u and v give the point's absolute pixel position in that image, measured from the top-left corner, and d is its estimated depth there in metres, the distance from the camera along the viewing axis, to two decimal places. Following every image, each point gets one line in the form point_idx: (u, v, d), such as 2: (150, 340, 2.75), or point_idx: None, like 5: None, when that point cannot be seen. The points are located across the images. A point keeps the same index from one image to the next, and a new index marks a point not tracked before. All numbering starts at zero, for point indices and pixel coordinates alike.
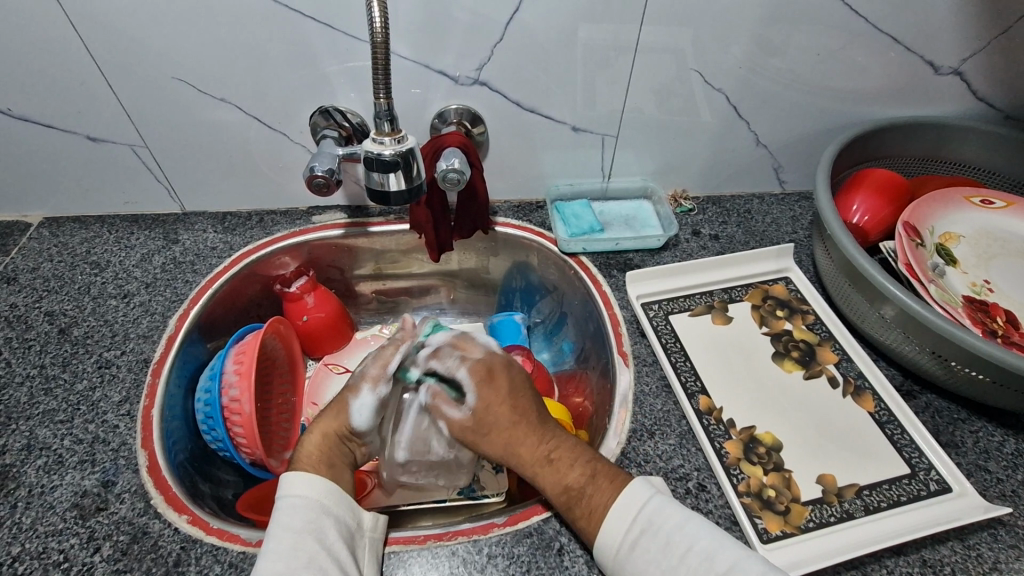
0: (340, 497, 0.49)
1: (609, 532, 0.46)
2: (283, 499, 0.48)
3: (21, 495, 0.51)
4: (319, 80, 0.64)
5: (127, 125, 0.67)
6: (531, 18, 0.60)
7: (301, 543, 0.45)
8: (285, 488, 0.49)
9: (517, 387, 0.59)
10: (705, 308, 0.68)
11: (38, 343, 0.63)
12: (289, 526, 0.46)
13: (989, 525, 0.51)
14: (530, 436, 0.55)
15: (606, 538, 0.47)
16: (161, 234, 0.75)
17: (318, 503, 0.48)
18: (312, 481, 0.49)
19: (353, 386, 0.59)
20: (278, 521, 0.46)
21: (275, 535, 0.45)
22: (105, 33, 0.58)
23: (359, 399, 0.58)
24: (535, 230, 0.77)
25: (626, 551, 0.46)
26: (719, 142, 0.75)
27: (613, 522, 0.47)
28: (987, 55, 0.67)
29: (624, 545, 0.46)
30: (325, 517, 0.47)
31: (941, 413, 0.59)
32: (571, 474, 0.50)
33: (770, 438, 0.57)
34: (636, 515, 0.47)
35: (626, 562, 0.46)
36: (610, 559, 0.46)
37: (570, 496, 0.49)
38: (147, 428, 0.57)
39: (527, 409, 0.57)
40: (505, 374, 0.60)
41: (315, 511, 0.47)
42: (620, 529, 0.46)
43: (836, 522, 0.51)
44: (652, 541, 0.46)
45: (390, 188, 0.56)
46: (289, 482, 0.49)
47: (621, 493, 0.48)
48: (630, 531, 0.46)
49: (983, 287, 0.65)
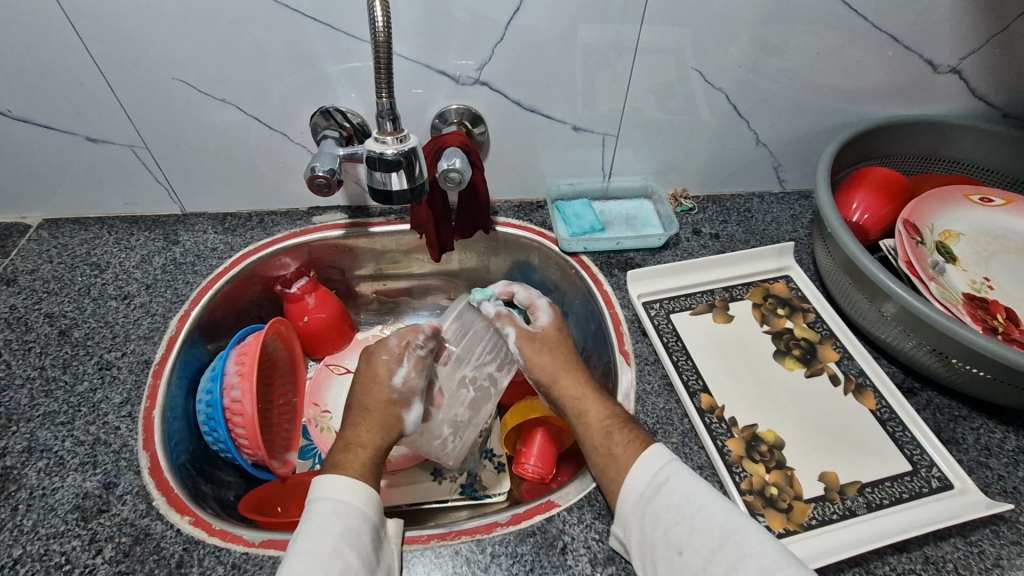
0: (377, 505, 0.49)
1: (637, 475, 0.49)
2: (324, 500, 0.47)
3: (22, 497, 0.51)
4: (320, 79, 0.64)
5: (127, 126, 0.67)
6: (531, 18, 0.60)
7: (340, 548, 0.44)
8: (326, 490, 0.48)
9: (566, 341, 0.63)
10: (706, 307, 0.68)
11: (38, 345, 0.63)
12: (329, 530, 0.45)
13: (991, 521, 0.51)
14: (575, 375, 0.59)
15: (627, 500, 0.48)
16: (161, 235, 0.75)
17: (358, 509, 0.48)
18: (358, 489, 0.48)
19: (403, 401, 0.57)
20: (317, 523, 0.46)
21: (315, 537, 0.44)
22: (104, 34, 0.58)
23: (414, 411, 0.57)
24: (536, 230, 0.77)
25: (646, 500, 0.48)
26: (719, 141, 0.75)
27: (643, 466, 0.49)
28: (986, 54, 0.67)
29: (645, 493, 0.48)
30: (363, 523, 0.47)
31: (942, 411, 0.59)
32: (608, 414, 0.55)
33: (772, 436, 0.57)
34: (656, 472, 0.49)
35: (644, 511, 0.47)
36: (630, 508, 0.48)
37: (606, 431, 0.53)
38: (148, 430, 0.57)
39: (573, 358, 0.62)
40: (563, 329, 0.65)
41: (354, 516, 0.47)
42: (645, 476, 0.49)
43: (838, 519, 0.51)
44: (667, 499, 0.47)
45: (392, 187, 0.56)
46: (330, 484, 0.48)
47: (649, 448, 0.51)
48: (649, 483, 0.49)
49: (983, 284, 0.65)
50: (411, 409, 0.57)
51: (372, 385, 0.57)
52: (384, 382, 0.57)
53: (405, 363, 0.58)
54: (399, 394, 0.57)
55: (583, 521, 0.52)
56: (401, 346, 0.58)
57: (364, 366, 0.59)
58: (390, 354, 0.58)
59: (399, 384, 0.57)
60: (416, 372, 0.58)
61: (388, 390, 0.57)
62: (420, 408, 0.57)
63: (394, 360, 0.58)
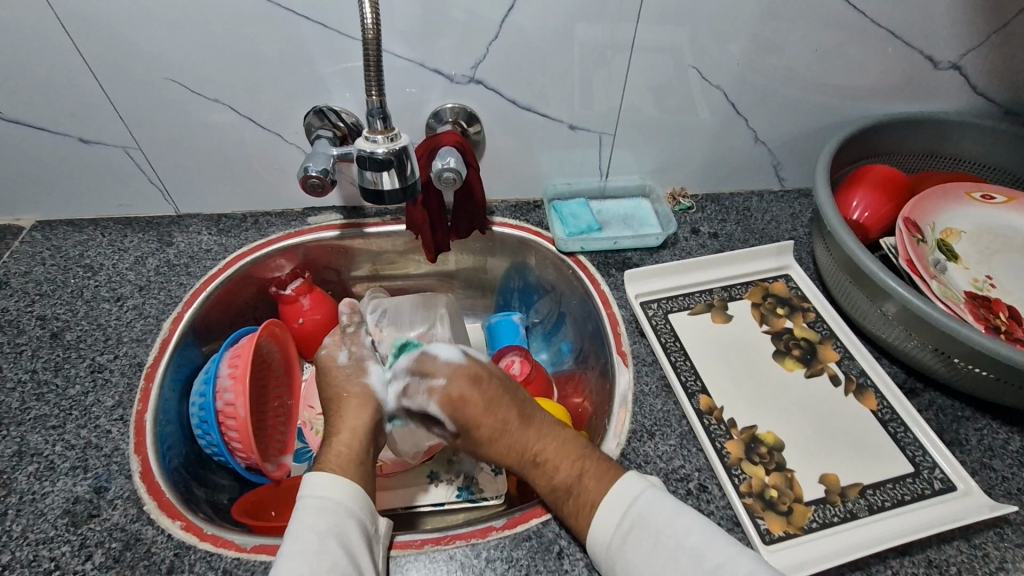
0: (364, 502, 0.48)
1: (600, 531, 0.46)
2: (309, 499, 0.47)
3: (11, 502, 0.51)
4: (314, 79, 0.63)
5: (120, 127, 0.66)
6: (526, 16, 0.59)
7: (327, 548, 0.44)
8: (308, 488, 0.47)
9: (495, 388, 0.56)
10: (704, 307, 0.67)
11: (30, 348, 0.62)
12: (313, 528, 0.45)
13: (995, 523, 0.50)
14: (518, 436, 0.53)
15: (600, 537, 0.46)
16: (155, 236, 0.74)
17: (343, 506, 0.47)
18: (339, 485, 0.48)
19: (353, 372, 0.59)
20: (301, 523, 0.45)
21: (300, 539, 0.44)
22: (95, 35, 0.58)
23: (373, 372, 0.59)
24: (532, 230, 0.77)
25: (617, 543, 0.45)
26: (717, 140, 0.75)
27: (603, 521, 0.46)
28: (987, 50, 0.66)
29: (618, 533, 0.46)
30: (351, 521, 0.46)
31: (945, 411, 0.58)
32: (559, 472, 0.50)
33: (771, 437, 0.56)
34: (626, 508, 0.46)
35: (617, 554, 0.45)
36: (602, 548, 0.46)
37: (564, 487, 0.49)
38: (139, 433, 0.56)
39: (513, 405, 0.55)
40: (484, 381, 0.56)
41: (341, 513, 0.46)
42: (613, 520, 0.46)
43: (839, 522, 0.50)
44: (641, 534, 0.45)
45: (385, 187, 0.55)
46: (314, 482, 0.48)
47: (614, 487, 0.47)
48: (619, 524, 0.46)
49: (985, 283, 0.64)
50: (370, 374, 0.59)
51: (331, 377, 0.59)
52: (334, 367, 0.59)
53: (346, 345, 0.60)
54: (347, 369, 0.59)
55: None
56: (336, 336, 0.61)
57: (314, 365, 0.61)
58: (328, 346, 0.61)
59: (344, 362, 0.59)
60: (358, 346, 0.60)
61: (339, 368, 0.59)
62: (377, 368, 0.59)
63: (333, 348, 0.60)
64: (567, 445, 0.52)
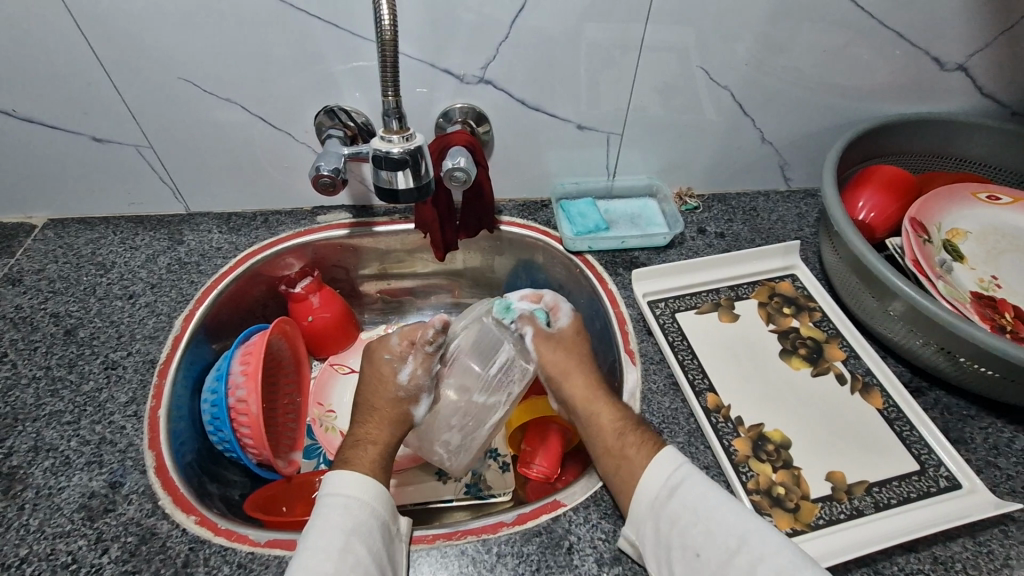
0: (387, 500, 0.49)
1: (647, 485, 0.49)
2: (331, 497, 0.48)
3: (28, 496, 0.51)
4: (325, 79, 0.64)
5: (132, 126, 0.67)
6: (536, 17, 0.60)
7: (350, 545, 0.44)
8: (334, 487, 0.48)
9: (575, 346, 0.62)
10: (712, 306, 0.68)
11: (44, 345, 0.63)
12: (338, 527, 0.45)
13: (1000, 521, 0.50)
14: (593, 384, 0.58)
15: (643, 496, 0.48)
16: (166, 234, 0.75)
17: (369, 506, 0.48)
18: (366, 484, 0.48)
19: (410, 397, 0.56)
20: (327, 520, 0.46)
21: (324, 535, 0.45)
22: (109, 35, 0.58)
23: (421, 405, 0.57)
24: (540, 229, 0.77)
25: (660, 505, 0.48)
26: (724, 140, 0.75)
27: (653, 474, 0.49)
28: (993, 51, 0.67)
29: (661, 494, 0.48)
30: (373, 519, 0.47)
31: (951, 410, 0.59)
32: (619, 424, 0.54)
33: (778, 435, 0.56)
34: (672, 472, 0.49)
35: (660, 516, 0.47)
36: (646, 507, 0.48)
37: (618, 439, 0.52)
38: (153, 429, 0.57)
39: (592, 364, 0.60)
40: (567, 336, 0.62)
41: (364, 512, 0.47)
42: (659, 481, 0.49)
43: (846, 519, 0.51)
44: (679, 505, 0.48)
45: (399, 186, 0.55)
46: (339, 480, 0.48)
47: (656, 457, 0.50)
48: (664, 485, 0.49)
49: (991, 283, 0.64)
50: (420, 405, 0.57)
51: (375, 384, 0.57)
52: (390, 382, 0.56)
53: (410, 363, 0.56)
54: (406, 392, 0.56)
55: (589, 520, 0.51)
56: (404, 346, 0.57)
57: (367, 364, 0.58)
58: (392, 353, 0.57)
59: (404, 382, 0.56)
60: (423, 369, 0.56)
61: (394, 389, 0.56)
62: (428, 403, 0.58)
63: (396, 360, 0.57)
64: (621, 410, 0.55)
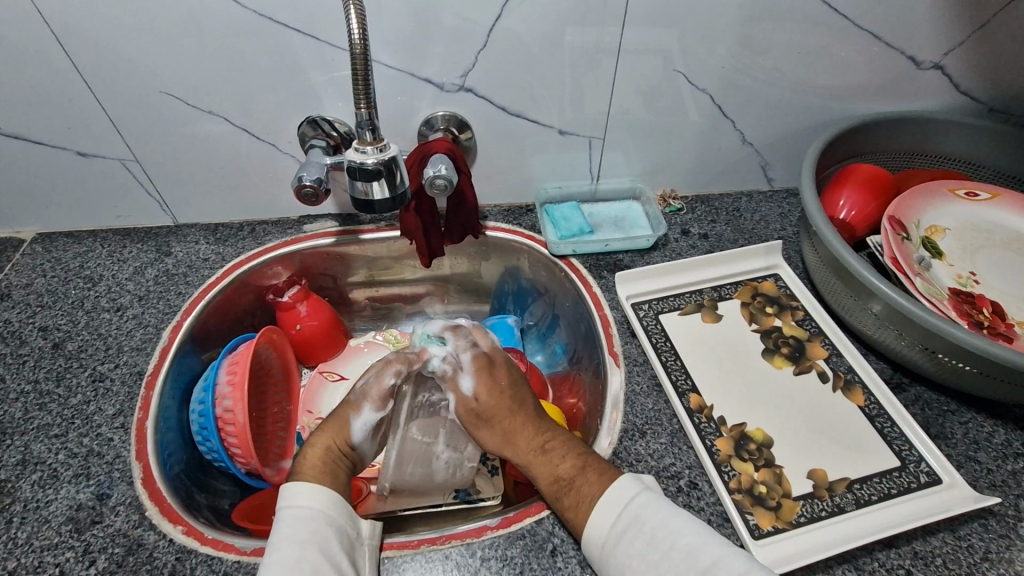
0: (343, 508, 0.49)
1: (595, 532, 0.47)
2: (287, 509, 0.48)
3: (16, 510, 0.52)
4: (306, 89, 0.64)
5: (117, 140, 0.67)
6: (513, 23, 0.60)
7: (306, 555, 0.44)
8: (286, 499, 0.48)
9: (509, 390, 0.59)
10: (695, 307, 0.68)
11: (32, 359, 0.63)
12: (291, 537, 0.45)
13: (979, 515, 0.51)
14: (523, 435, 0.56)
15: (594, 538, 0.47)
16: (153, 247, 0.76)
17: (322, 513, 0.48)
18: (316, 492, 0.49)
19: (354, 404, 0.59)
20: (281, 533, 0.46)
21: (279, 547, 0.45)
22: (92, 51, 0.59)
23: (362, 417, 0.58)
24: (525, 233, 0.78)
25: (614, 540, 0.46)
26: (705, 142, 0.76)
27: (600, 517, 0.47)
28: (968, 48, 0.67)
29: (615, 528, 0.46)
30: (329, 526, 0.47)
31: (931, 405, 0.59)
32: (563, 465, 0.52)
33: (760, 434, 0.57)
34: (621, 508, 0.47)
35: (614, 552, 0.46)
36: (597, 548, 0.47)
37: (562, 486, 0.51)
38: (140, 440, 0.57)
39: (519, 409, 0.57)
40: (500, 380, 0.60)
41: (318, 519, 0.47)
42: (609, 516, 0.47)
43: (827, 516, 0.51)
44: (635, 537, 0.45)
45: (374, 196, 0.56)
46: (292, 493, 0.49)
47: (602, 497, 0.48)
48: (617, 520, 0.47)
49: (969, 279, 0.65)
50: (360, 416, 0.58)
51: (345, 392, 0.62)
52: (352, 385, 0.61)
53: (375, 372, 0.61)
54: (354, 397, 0.59)
55: None
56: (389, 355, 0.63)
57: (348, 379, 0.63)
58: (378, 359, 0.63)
59: (359, 385, 0.60)
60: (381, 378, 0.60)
61: (351, 391, 0.60)
62: (368, 415, 0.58)
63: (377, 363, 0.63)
64: (564, 455, 0.53)
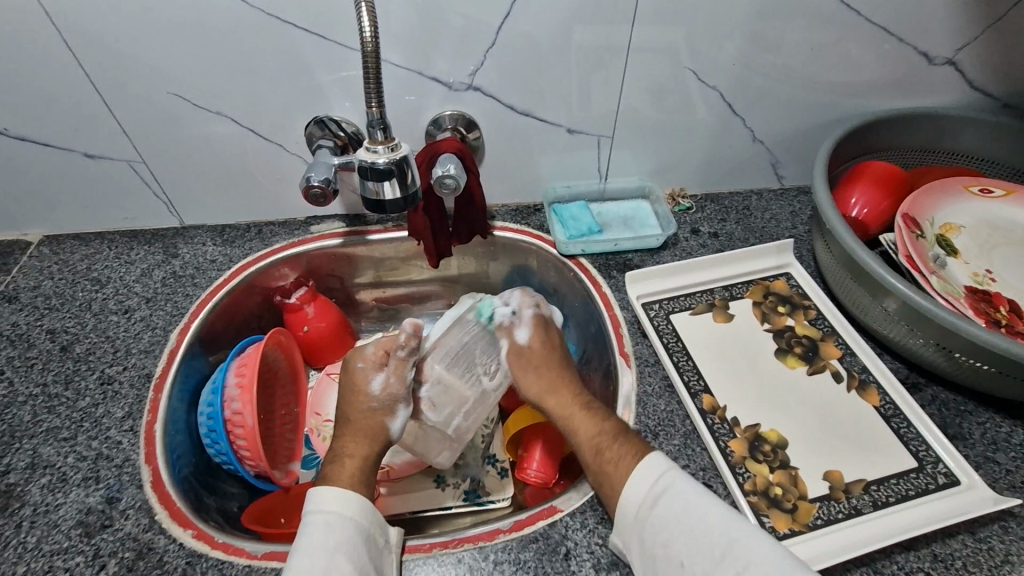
0: (372, 514, 0.49)
1: (631, 493, 0.49)
2: (317, 514, 0.48)
3: (25, 514, 0.51)
4: (314, 90, 0.64)
5: (125, 141, 0.67)
6: (522, 21, 0.60)
7: (335, 562, 0.44)
8: (318, 504, 0.49)
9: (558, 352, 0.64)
10: (706, 307, 0.68)
11: (40, 362, 0.63)
12: (322, 544, 0.46)
13: (999, 516, 0.50)
14: (565, 393, 0.59)
15: (628, 504, 0.48)
16: (160, 248, 0.75)
17: (353, 521, 0.48)
18: (349, 500, 0.49)
19: (385, 409, 0.56)
20: (311, 538, 0.46)
21: (309, 552, 0.45)
22: (100, 51, 0.59)
23: (398, 418, 0.57)
24: (534, 233, 0.77)
25: (646, 511, 0.48)
26: (715, 140, 0.75)
27: (635, 482, 0.49)
28: (983, 43, 0.66)
29: (646, 502, 0.48)
30: (358, 534, 0.47)
31: (948, 406, 0.58)
32: (600, 429, 0.54)
33: (775, 435, 0.56)
34: (652, 484, 0.49)
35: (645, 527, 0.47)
36: (631, 516, 0.48)
37: (600, 444, 0.53)
38: (149, 443, 0.57)
39: (561, 372, 0.61)
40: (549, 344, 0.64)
41: (348, 527, 0.47)
42: (642, 487, 0.49)
43: (844, 518, 0.51)
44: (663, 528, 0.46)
45: (385, 196, 0.56)
46: (322, 498, 0.49)
47: (641, 462, 0.50)
48: (649, 491, 0.49)
49: (985, 277, 0.64)
50: (397, 416, 0.57)
51: (352, 395, 0.57)
52: (363, 392, 0.56)
53: (383, 371, 0.57)
54: (379, 403, 0.56)
55: (587, 526, 0.51)
56: (379, 355, 0.57)
57: (345, 375, 0.58)
58: (366, 361, 0.57)
59: (377, 391, 0.56)
60: (396, 379, 0.57)
61: (368, 399, 0.56)
62: (405, 415, 0.57)
63: (371, 368, 0.57)
64: (605, 419, 0.55)
